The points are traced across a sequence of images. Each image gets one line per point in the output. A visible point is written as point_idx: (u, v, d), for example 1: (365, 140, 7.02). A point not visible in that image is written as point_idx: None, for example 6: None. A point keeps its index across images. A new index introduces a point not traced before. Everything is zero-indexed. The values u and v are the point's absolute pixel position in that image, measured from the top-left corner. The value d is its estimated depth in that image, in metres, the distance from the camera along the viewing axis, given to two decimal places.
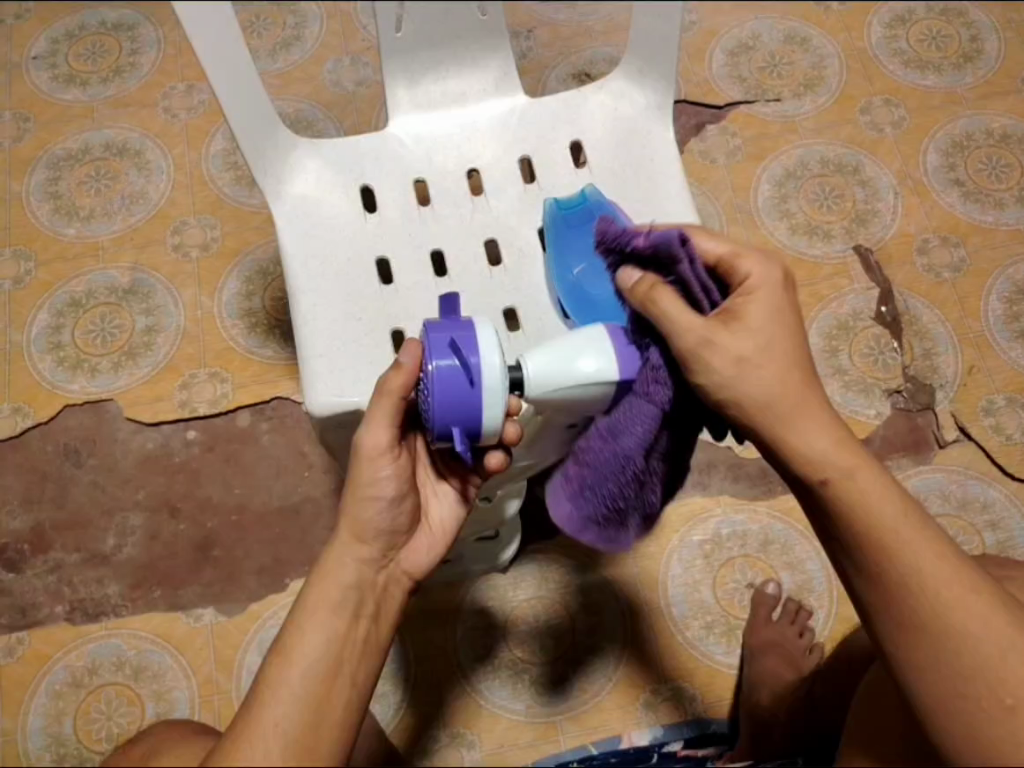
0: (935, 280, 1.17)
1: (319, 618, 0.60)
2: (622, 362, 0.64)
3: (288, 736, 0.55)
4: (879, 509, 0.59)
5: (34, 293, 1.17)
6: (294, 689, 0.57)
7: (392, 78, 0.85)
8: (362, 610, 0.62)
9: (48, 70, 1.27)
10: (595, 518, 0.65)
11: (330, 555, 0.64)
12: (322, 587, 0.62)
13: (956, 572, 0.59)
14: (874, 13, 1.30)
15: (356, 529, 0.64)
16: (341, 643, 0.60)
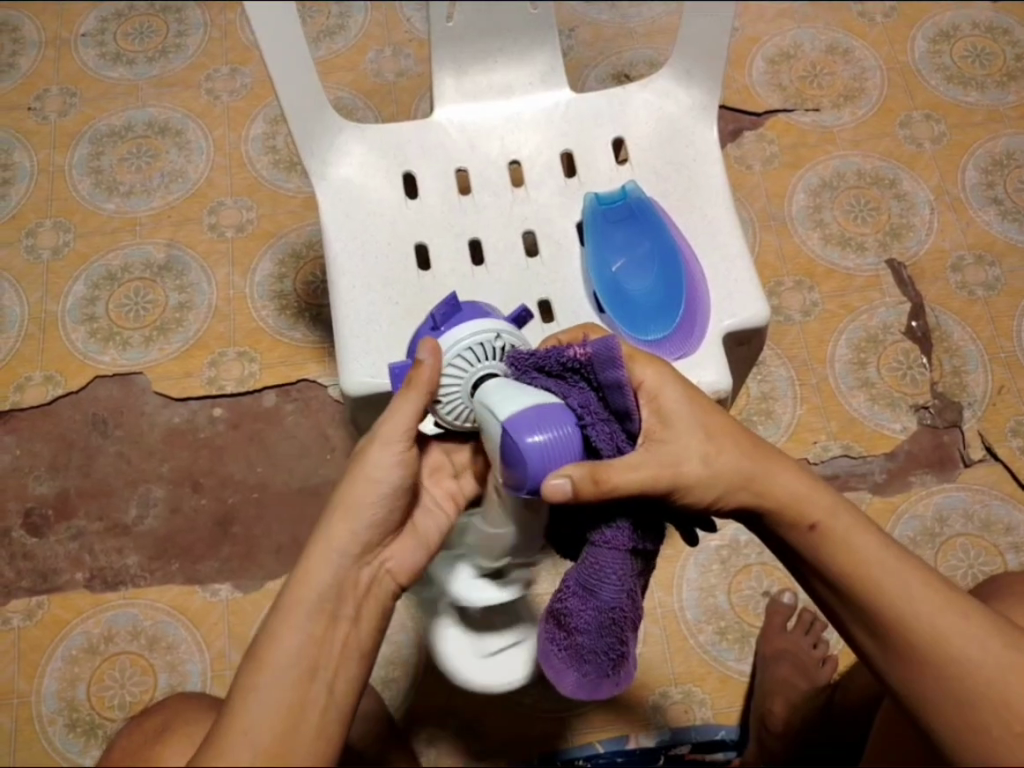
0: (968, 298, 1.16)
1: (295, 619, 0.60)
2: (522, 422, 0.61)
3: (258, 746, 0.56)
4: (854, 546, 0.65)
5: (71, 264, 1.18)
6: (267, 693, 0.58)
7: (440, 66, 0.85)
8: (342, 611, 0.62)
9: (97, 47, 1.30)
10: (604, 672, 0.66)
11: (314, 554, 0.62)
12: (299, 588, 0.61)
13: (934, 594, 0.64)
14: (918, 28, 1.30)
15: (344, 525, 0.63)
16: (318, 645, 0.60)
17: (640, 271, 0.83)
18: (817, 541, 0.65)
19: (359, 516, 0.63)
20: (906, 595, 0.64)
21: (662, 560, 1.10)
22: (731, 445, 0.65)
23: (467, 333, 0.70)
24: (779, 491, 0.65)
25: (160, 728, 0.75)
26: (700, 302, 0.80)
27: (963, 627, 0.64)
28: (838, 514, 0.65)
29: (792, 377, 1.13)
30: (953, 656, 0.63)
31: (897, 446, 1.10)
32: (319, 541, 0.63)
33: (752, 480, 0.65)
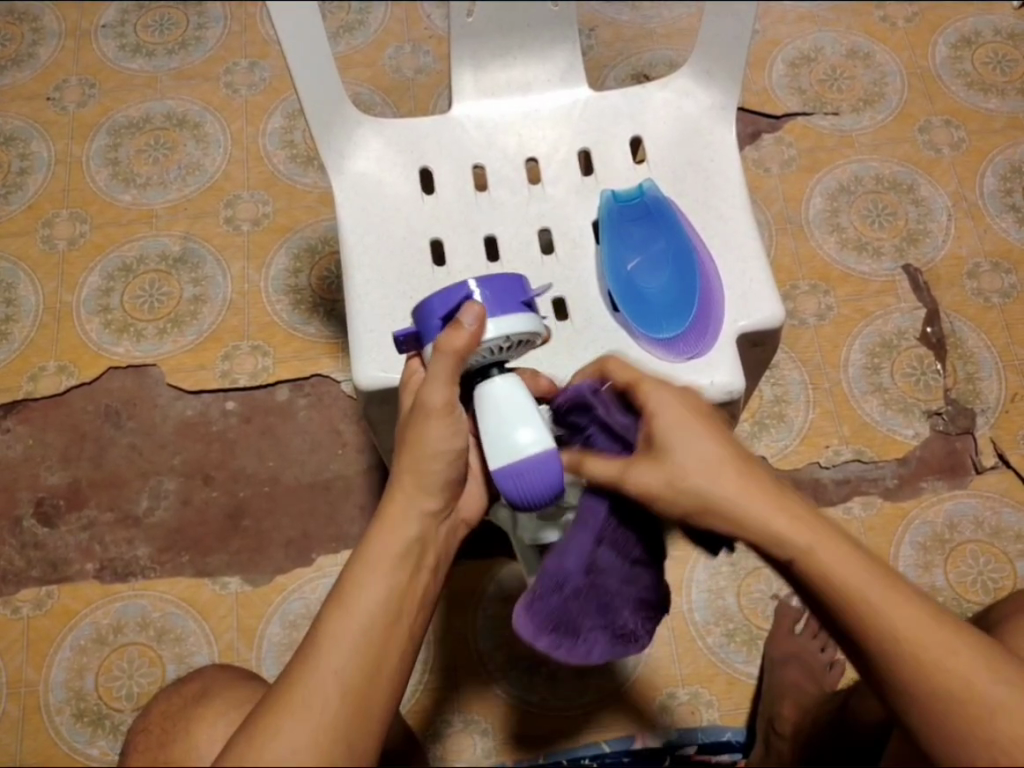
0: (983, 304, 1.15)
1: (383, 568, 0.63)
2: (518, 473, 0.64)
3: (344, 681, 0.58)
4: (785, 528, 0.58)
5: (87, 255, 1.19)
6: (354, 634, 0.60)
7: (459, 63, 0.86)
8: (423, 561, 0.65)
9: (117, 39, 1.30)
10: (559, 640, 0.66)
11: (396, 505, 0.65)
12: (383, 539, 0.64)
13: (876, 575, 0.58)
14: (939, 33, 1.29)
15: (419, 481, 0.65)
16: (403, 591, 0.63)
17: (653, 270, 0.81)
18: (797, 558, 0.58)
19: (428, 473, 0.65)
20: (904, 626, 0.57)
21: (672, 561, 1.10)
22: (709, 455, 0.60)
23: (491, 338, 0.65)
24: (767, 522, 0.59)
25: (200, 693, 0.75)
26: (714, 302, 0.79)
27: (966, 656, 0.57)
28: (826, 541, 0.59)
29: (805, 381, 1.13)
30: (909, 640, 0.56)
31: (909, 452, 1.10)
32: (399, 492, 0.65)
33: (739, 502, 0.59)
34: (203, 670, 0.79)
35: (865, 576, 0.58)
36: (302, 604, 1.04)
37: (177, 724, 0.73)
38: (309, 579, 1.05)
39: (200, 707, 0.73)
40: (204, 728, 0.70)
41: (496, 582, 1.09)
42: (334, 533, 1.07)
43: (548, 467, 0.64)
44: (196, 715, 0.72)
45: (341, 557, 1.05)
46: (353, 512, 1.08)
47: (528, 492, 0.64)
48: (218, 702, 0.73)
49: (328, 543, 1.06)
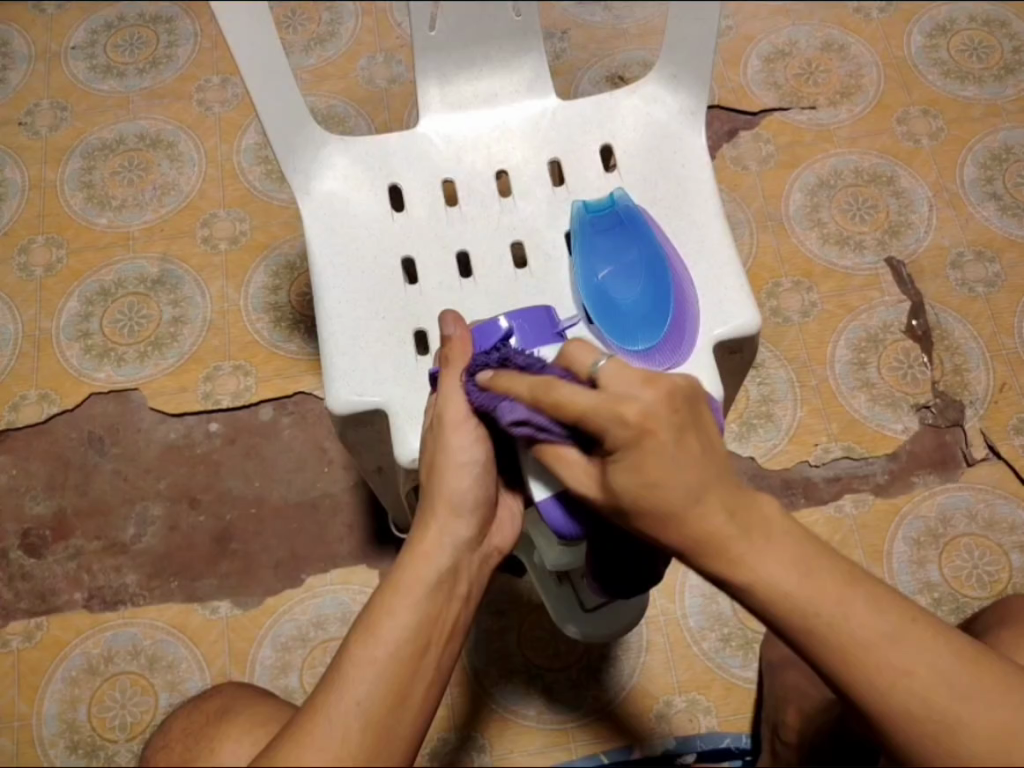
0: (968, 295, 1.14)
1: (413, 599, 0.62)
2: (559, 499, 0.67)
3: (367, 716, 0.58)
4: (715, 528, 0.55)
5: (64, 281, 1.18)
6: (382, 666, 0.59)
7: (424, 76, 0.85)
8: (454, 591, 0.65)
9: (86, 61, 1.29)
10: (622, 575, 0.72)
11: (431, 535, 0.66)
12: (417, 568, 0.64)
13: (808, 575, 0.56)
14: (915, 22, 1.28)
15: (452, 504, 0.66)
16: (433, 623, 0.62)
17: (627, 279, 0.80)
18: (728, 562, 0.56)
19: (462, 492, 0.66)
20: (907, 678, 0.57)
21: (665, 566, 1.09)
22: (690, 492, 0.55)
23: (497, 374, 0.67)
24: (765, 572, 0.56)
25: (220, 711, 0.73)
26: (689, 310, 0.78)
27: (972, 698, 0.58)
28: (837, 594, 0.56)
29: (792, 379, 1.12)
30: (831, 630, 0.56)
31: (899, 447, 1.09)
32: (435, 522, 0.66)
33: (724, 539, 0.55)
34: (221, 691, 0.77)
35: (878, 627, 0.56)
36: (294, 626, 1.03)
37: (200, 742, 0.70)
38: (300, 601, 1.04)
39: (223, 725, 0.70)
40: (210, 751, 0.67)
41: (489, 595, 1.08)
42: (323, 553, 1.06)
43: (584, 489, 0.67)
44: (220, 734, 0.69)
45: (332, 577, 1.05)
46: (342, 531, 1.07)
47: (576, 516, 0.67)
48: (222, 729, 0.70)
49: (317, 563, 1.06)
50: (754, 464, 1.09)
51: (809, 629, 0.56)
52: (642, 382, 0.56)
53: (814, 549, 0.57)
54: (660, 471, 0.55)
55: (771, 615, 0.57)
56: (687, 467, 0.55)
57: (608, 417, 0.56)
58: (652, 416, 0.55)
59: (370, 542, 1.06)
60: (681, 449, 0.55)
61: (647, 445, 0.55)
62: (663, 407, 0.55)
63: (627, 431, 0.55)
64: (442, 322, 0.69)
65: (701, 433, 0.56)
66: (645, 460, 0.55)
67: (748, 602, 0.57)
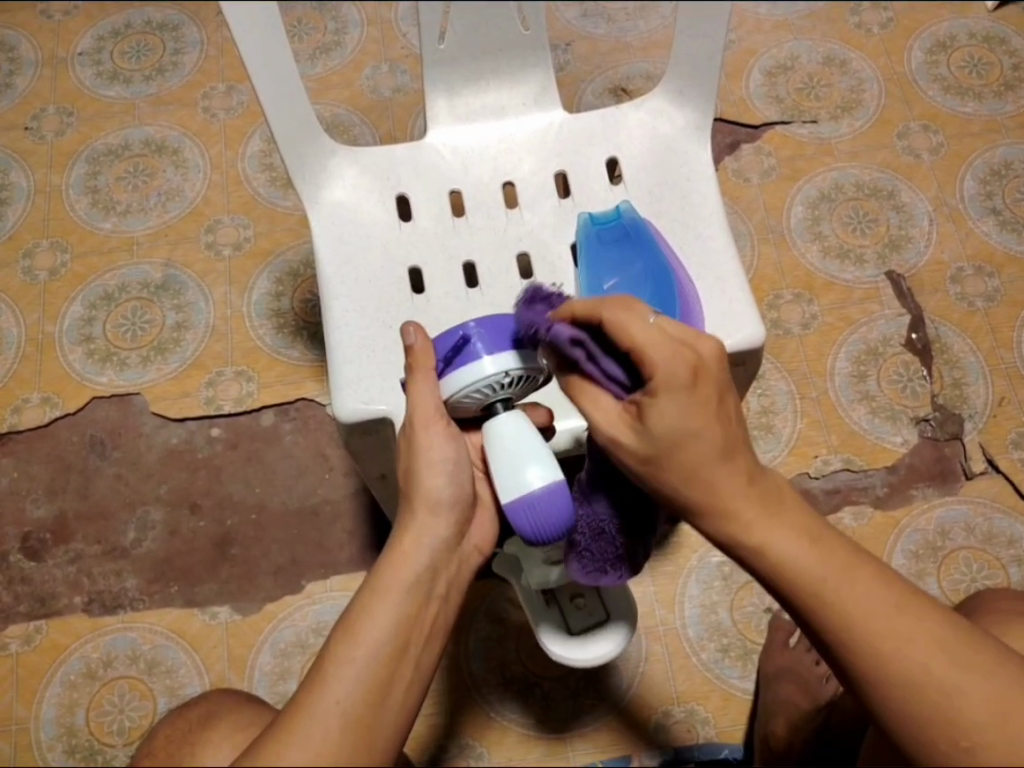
0: (968, 309, 1.15)
1: (391, 599, 0.63)
2: (525, 506, 0.65)
3: (348, 713, 0.57)
4: (724, 489, 0.56)
5: (68, 285, 1.18)
6: (362, 665, 0.59)
7: (432, 88, 0.85)
8: (433, 592, 0.65)
9: (93, 67, 1.29)
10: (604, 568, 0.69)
11: (408, 537, 0.66)
12: (396, 569, 0.64)
13: (823, 548, 0.57)
14: (915, 38, 1.29)
15: (429, 503, 0.67)
16: (411, 623, 0.63)
17: (632, 290, 0.81)
18: (742, 531, 0.57)
19: (438, 488, 0.67)
20: (904, 651, 0.55)
21: (663, 575, 1.09)
22: (721, 448, 0.56)
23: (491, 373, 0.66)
24: (775, 541, 0.56)
25: (205, 718, 0.73)
26: (693, 323, 0.78)
27: (971, 673, 0.56)
28: (844, 561, 0.56)
29: (792, 391, 1.13)
30: (846, 608, 0.56)
31: (898, 459, 1.09)
32: (414, 524, 0.66)
33: (734, 503, 0.56)
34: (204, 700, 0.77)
35: (882, 595, 0.56)
36: (293, 632, 1.03)
37: (184, 748, 0.70)
38: (299, 606, 1.04)
39: (206, 730, 0.71)
40: (214, 753, 0.68)
41: (489, 603, 1.09)
42: (323, 559, 1.06)
43: (550, 498, 0.65)
44: (202, 738, 0.70)
45: (332, 583, 1.05)
46: (342, 537, 1.07)
47: (542, 525, 0.65)
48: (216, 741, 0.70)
49: (317, 569, 1.06)
50: None
51: (821, 596, 0.56)
52: (690, 333, 0.58)
53: (819, 523, 0.58)
54: (691, 420, 0.56)
55: (789, 588, 0.57)
56: (724, 422, 0.56)
57: (668, 351, 0.56)
58: (705, 367, 0.56)
59: (369, 550, 1.06)
60: (719, 407, 0.56)
61: (697, 392, 0.56)
62: (714, 361, 0.57)
63: (684, 370, 0.56)
64: (401, 331, 0.67)
65: (737, 400, 0.58)
66: (686, 406, 0.56)
67: (760, 569, 0.57)
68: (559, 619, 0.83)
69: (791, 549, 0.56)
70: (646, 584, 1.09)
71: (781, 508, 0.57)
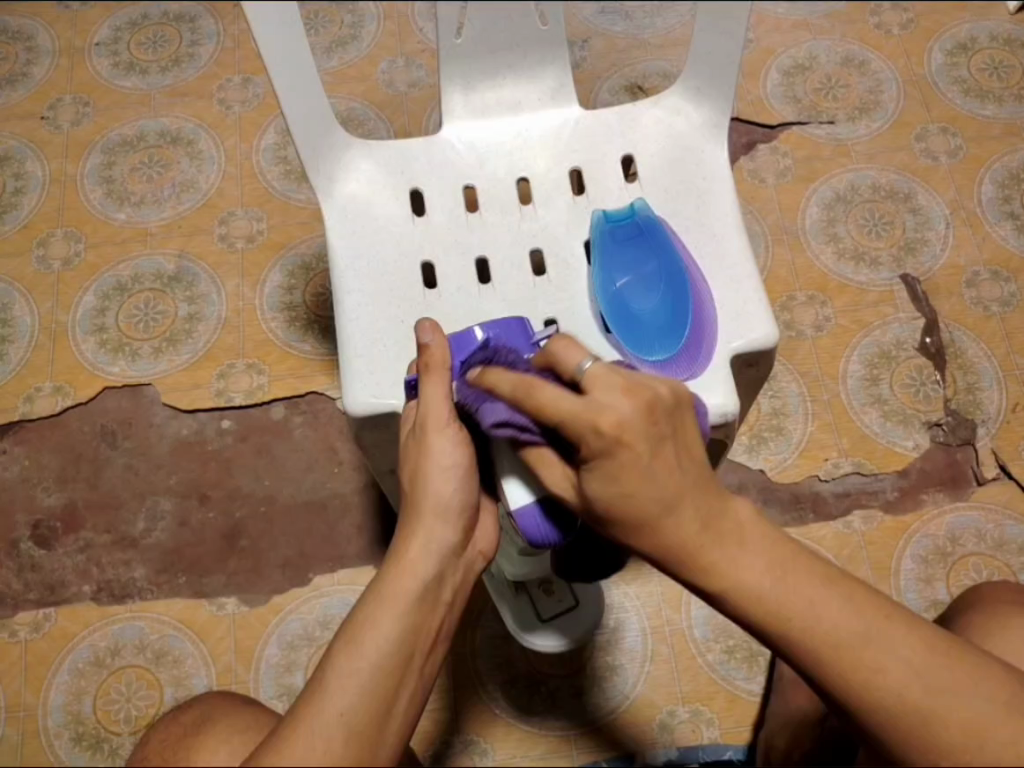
0: (983, 314, 1.14)
1: (397, 608, 0.61)
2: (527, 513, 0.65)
3: (350, 725, 0.57)
4: (678, 534, 0.55)
5: (82, 275, 1.18)
6: (366, 676, 0.58)
7: (448, 82, 0.85)
8: (438, 599, 0.64)
9: (110, 57, 1.30)
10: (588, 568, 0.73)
11: (415, 544, 0.64)
12: (400, 578, 0.63)
13: (795, 582, 0.55)
14: (935, 40, 1.28)
15: (438, 510, 0.65)
16: (418, 632, 0.62)
17: (646, 289, 0.80)
18: (701, 576, 0.55)
19: (445, 496, 0.65)
20: (880, 676, 0.55)
21: (672, 576, 1.09)
22: (663, 500, 0.53)
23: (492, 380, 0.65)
24: (742, 576, 0.55)
25: (198, 722, 0.72)
26: (707, 323, 0.78)
27: (946, 690, 0.55)
28: (809, 592, 0.55)
29: (804, 393, 1.12)
30: (816, 635, 0.55)
31: (910, 464, 1.09)
32: (420, 530, 0.65)
33: (691, 547, 0.55)
34: (201, 700, 0.76)
35: (850, 624, 0.55)
36: (300, 625, 1.04)
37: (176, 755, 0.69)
38: (306, 599, 1.04)
39: (200, 736, 0.70)
40: (218, 743, 0.68)
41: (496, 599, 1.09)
42: (331, 552, 1.06)
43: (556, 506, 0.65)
44: (197, 741, 0.69)
45: (339, 577, 1.05)
46: (350, 531, 1.07)
47: (551, 528, 0.66)
48: (221, 728, 0.70)
49: (325, 562, 1.06)
50: (763, 476, 1.09)
51: (781, 631, 0.55)
52: (621, 388, 0.53)
53: (788, 549, 0.56)
54: (635, 482, 0.53)
55: (749, 620, 0.56)
56: (659, 479, 0.53)
57: (585, 426, 0.53)
58: (630, 428, 0.53)
59: (376, 544, 1.07)
60: (652, 463, 0.53)
61: (623, 456, 0.53)
62: (640, 419, 0.53)
63: (601, 441, 0.53)
64: (418, 330, 0.68)
65: (679, 446, 0.54)
66: (618, 472, 0.53)
67: (724, 605, 0.56)
68: (531, 607, 0.96)
69: (757, 585, 0.55)
70: (654, 584, 1.09)
71: (745, 545, 0.55)
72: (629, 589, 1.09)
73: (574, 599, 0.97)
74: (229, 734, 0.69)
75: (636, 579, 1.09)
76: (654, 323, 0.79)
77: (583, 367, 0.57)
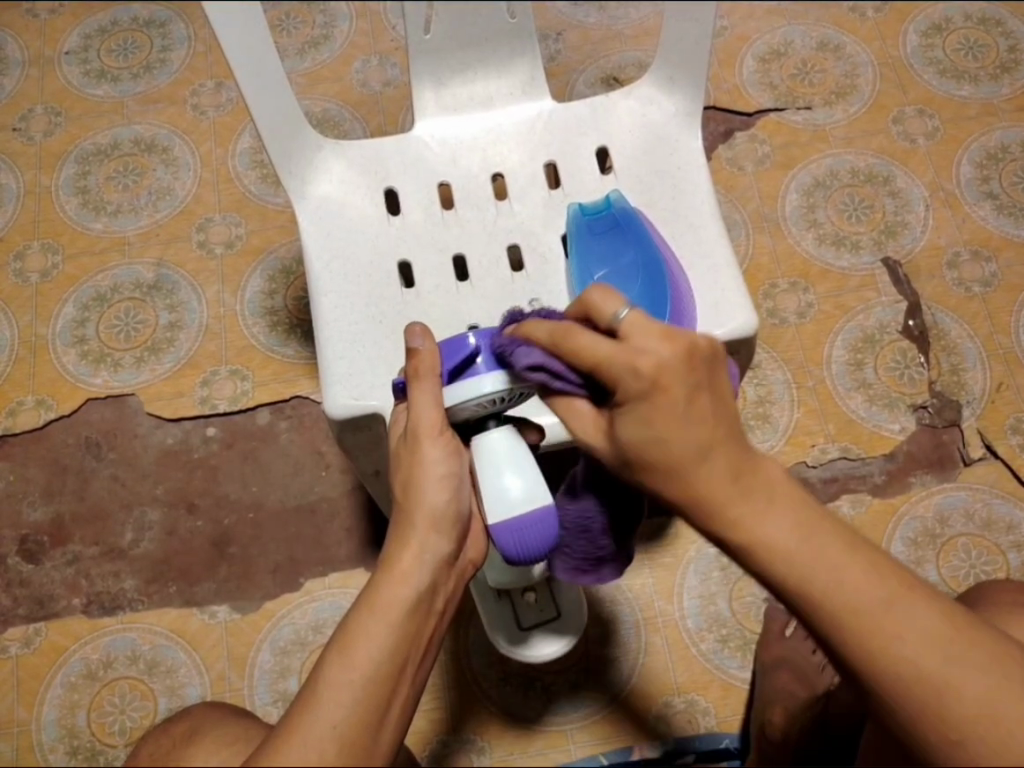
0: (965, 294, 1.14)
1: (392, 619, 0.61)
2: (503, 526, 0.66)
3: (344, 737, 0.56)
4: (705, 484, 0.53)
5: (60, 286, 1.18)
6: (360, 688, 0.58)
7: (419, 80, 0.85)
8: (431, 607, 0.64)
9: (81, 65, 1.29)
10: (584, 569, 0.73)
11: (409, 553, 0.63)
12: (394, 587, 0.62)
13: (822, 542, 0.53)
14: (910, 21, 1.28)
15: (433, 520, 0.65)
16: (411, 641, 0.61)
17: (624, 282, 0.80)
18: (730, 534, 0.54)
19: (429, 505, 0.65)
20: (900, 644, 0.53)
21: (663, 566, 1.09)
22: (696, 448, 0.53)
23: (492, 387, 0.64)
24: (766, 530, 0.53)
25: (188, 734, 0.72)
26: (686, 309, 0.78)
27: (961, 664, 0.54)
28: (832, 553, 0.53)
29: (789, 380, 1.12)
30: (841, 600, 0.53)
31: (896, 447, 1.09)
32: (414, 540, 0.64)
33: (719, 498, 0.53)
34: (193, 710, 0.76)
35: (874, 591, 0.53)
36: (291, 631, 1.03)
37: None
38: (298, 604, 1.04)
39: (191, 747, 0.69)
40: (208, 753, 0.67)
41: None
42: (321, 556, 1.06)
43: (531, 526, 0.66)
44: (188, 754, 0.69)
45: (330, 581, 1.05)
46: (339, 534, 1.07)
47: (524, 546, 0.67)
48: (210, 740, 0.70)
49: (315, 566, 1.06)
50: None
51: (804, 593, 0.53)
52: (659, 335, 0.54)
53: (814, 509, 0.54)
54: (667, 426, 0.53)
55: (774, 580, 0.54)
56: (697, 423, 0.53)
57: (623, 368, 0.54)
58: (668, 371, 0.53)
59: (368, 545, 1.06)
60: (689, 408, 0.53)
61: (658, 400, 0.53)
62: (680, 364, 0.53)
63: (640, 383, 0.54)
64: (408, 335, 0.66)
65: (717, 397, 0.54)
66: (653, 415, 0.54)
67: (751, 565, 0.54)
68: (512, 614, 0.94)
69: (784, 542, 0.53)
70: (645, 576, 1.09)
71: (771, 502, 0.54)
72: (621, 582, 1.09)
73: (556, 609, 0.95)
74: (218, 745, 0.68)
75: (627, 572, 1.09)
76: (637, 315, 0.79)
77: (621, 313, 0.57)
